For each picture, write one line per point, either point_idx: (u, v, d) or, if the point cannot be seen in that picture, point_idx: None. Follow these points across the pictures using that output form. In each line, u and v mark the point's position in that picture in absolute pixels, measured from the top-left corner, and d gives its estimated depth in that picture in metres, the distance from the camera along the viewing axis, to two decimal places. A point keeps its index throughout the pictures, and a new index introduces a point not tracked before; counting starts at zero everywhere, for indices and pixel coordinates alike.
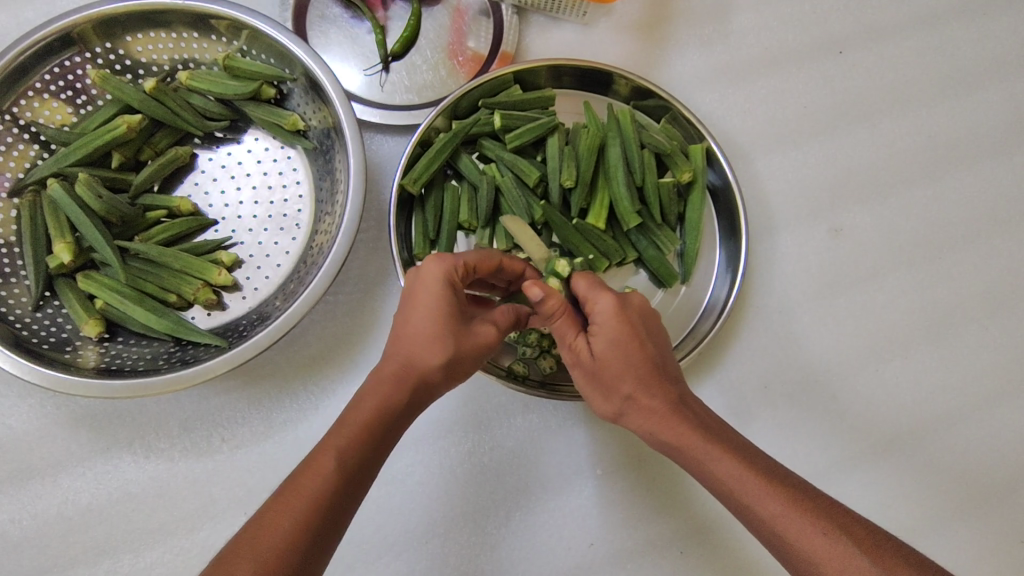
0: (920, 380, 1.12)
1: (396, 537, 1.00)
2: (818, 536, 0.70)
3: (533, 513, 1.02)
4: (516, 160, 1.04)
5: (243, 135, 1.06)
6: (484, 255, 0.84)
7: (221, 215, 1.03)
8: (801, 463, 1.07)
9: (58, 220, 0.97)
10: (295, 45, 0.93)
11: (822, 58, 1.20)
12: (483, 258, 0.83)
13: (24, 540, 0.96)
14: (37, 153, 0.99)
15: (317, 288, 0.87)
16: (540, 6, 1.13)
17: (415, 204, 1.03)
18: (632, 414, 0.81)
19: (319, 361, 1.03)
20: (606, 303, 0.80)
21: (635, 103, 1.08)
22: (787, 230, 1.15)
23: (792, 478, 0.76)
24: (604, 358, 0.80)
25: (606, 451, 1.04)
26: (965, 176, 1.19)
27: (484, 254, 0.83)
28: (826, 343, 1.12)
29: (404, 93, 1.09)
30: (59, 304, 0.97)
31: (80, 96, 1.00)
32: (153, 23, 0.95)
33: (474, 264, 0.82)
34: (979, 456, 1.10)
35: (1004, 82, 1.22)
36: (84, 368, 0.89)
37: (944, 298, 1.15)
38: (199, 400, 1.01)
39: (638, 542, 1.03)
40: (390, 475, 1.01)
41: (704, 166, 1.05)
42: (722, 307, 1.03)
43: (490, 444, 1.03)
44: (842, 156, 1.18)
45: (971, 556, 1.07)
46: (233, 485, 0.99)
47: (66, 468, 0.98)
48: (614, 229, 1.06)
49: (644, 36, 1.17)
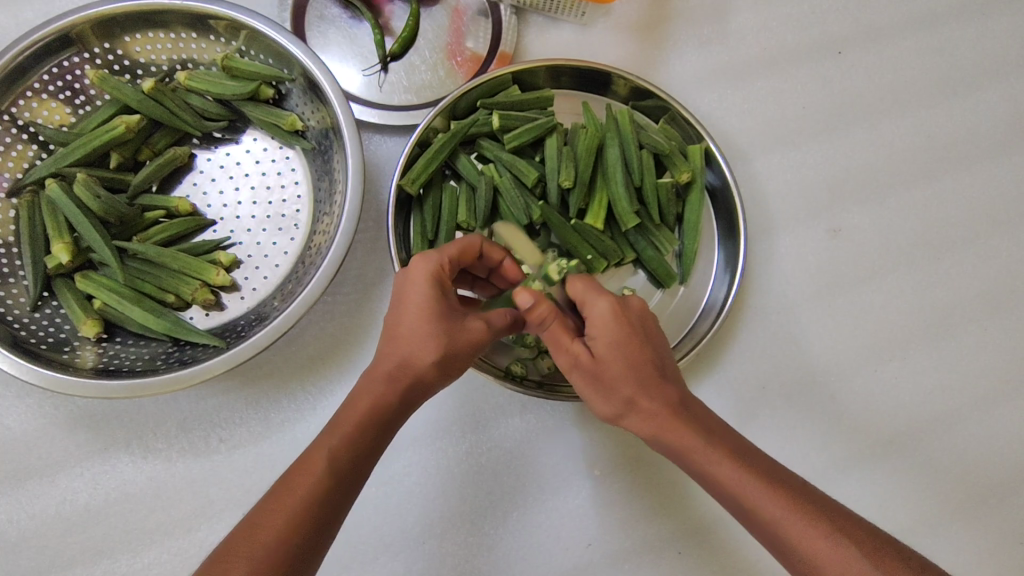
0: (919, 380, 1.12)
1: (393, 537, 0.99)
2: (821, 539, 0.70)
3: (531, 513, 1.02)
4: (514, 160, 1.04)
5: (241, 136, 1.06)
6: (465, 246, 0.84)
7: (219, 215, 1.03)
8: (799, 463, 1.07)
9: (57, 220, 0.97)
10: (293, 46, 0.93)
11: (821, 58, 1.20)
12: (463, 249, 0.84)
13: (21, 540, 0.96)
14: (36, 153, 0.99)
15: (315, 287, 0.87)
16: (539, 6, 1.13)
17: (413, 204, 1.03)
18: (633, 417, 0.81)
19: (317, 361, 1.03)
20: (605, 306, 0.80)
21: (633, 103, 1.08)
22: (786, 231, 1.15)
23: (793, 480, 0.76)
24: (604, 361, 0.80)
25: (603, 451, 1.04)
26: (964, 176, 1.19)
27: (464, 244, 0.84)
28: (825, 343, 1.12)
29: (403, 93, 1.09)
30: (57, 304, 0.97)
31: (78, 96, 1.00)
32: (151, 23, 0.95)
33: (455, 257, 0.82)
34: (978, 457, 1.10)
35: (1003, 82, 1.22)
36: (82, 368, 0.89)
37: (943, 298, 1.15)
38: (198, 401, 1.01)
39: (635, 543, 1.03)
40: (387, 475, 1.01)
41: (702, 167, 1.05)
42: (720, 307, 1.03)
43: (487, 444, 1.03)
44: (841, 156, 1.18)
45: (970, 557, 1.07)
46: (231, 485, 0.99)
47: (64, 468, 0.98)
48: (612, 230, 1.06)
49: (642, 36, 1.17)
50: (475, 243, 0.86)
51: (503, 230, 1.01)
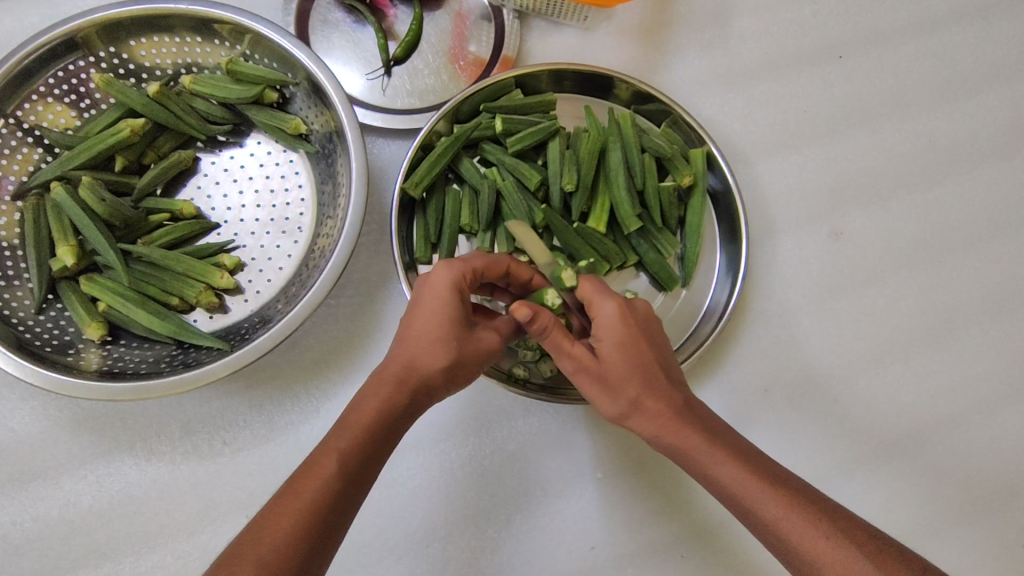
0: (920, 383, 1.13)
1: (397, 540, 1.00)
2: (821, 539, 0.70)
3: (534, 516, 1.02)
4: (517, 164, 1.04)
5: (246, 139, 1.07)
6: (489, 260, 0.86)
7: (223, 219, 1.04)
8: (802, 465, 1.08)
9: (62, 222, 0.97)
10: (298, 50, 0.93)
11: (821, 62, 1.20)
12: (488, 265, 0.85)
13: (25, 542, 0.96)
14: (41, 157, 1.00)
15: (319, 290, 0.88)
16: (541, 10, 1.14)
17: (416, 207, 1.03)
18: (638, 417, 0.81)
19: (320, 364, 1.03)
20: (612, 307, 0.81)
21: (635, 107, 1.08)
22: (788, 234, 1.15)
23: (796, 482, 0.77)
24: (610, 361, 0.79)
25: (606, 454, 1.05)
26: (965, 180, 1.20)
27: (488, 260, 0.85)
28: (827, 347, 1.12)
29: (406, 97, 1.10)
30: (61, 306, 0.97)
31: (84, 100, 1.00)
32: (156, 26, 0.96)
33: (480, 270, 0.84)
34: (980, 459, 1.10)
35: (1003, 86, 1.23)
36: (87, 370, 0.90)
37: (945, 302, 1.16)
38: (202, 403, 1.01)
39: (637, 546, 1.03)
40: (391, 477, 1.01)
41: (704, 170, 1.05)
42: (722, 310, 1.03)
43: (491, 446, 1.03)
44: (841, 159, 1.18)
45: (971, 559, 1.07)
46: (235, 488, 0.99)
47: (68, 469, 0.99)
48: (615, 232, 1.06)
49: (644, 41, 1.17)
50: (502, 260, 0.88)
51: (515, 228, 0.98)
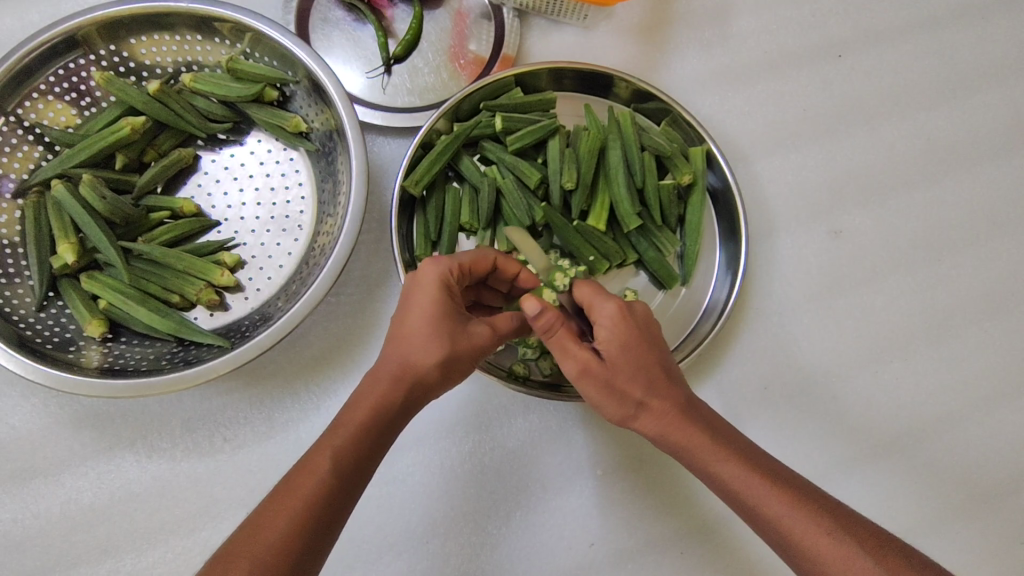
0: (920, 381, 1.13)
1: (397, 537, 1.00)
2: (822, 536, 0.71)
3: (533, 513, 1.02)
4: (517, 162, 1.05)
5: (246, 137, 1.07)
6: (478, 255, 0.86)
7: (224, 216, 1.04)
8: (801, 463, 1.08)
9: (63, 220, 0.98)
10: (298, 47, 0.93)
11: (821, 61, 1.20)
12: (476, 259, 0.86)
13: (26, 539, 0.97)
14: (42, 154, 1.00)
15: (319, 288, 0.88)
16: (541, 9, 1.14)
17: (417, 205, 1.03)
18: (645, 418, 0.81)
19: (320, 361, 1.03)
20: (611, 309, 0.81)
21: (635, 105, 1.08)
22: (788, 232, 1.15)
23: (796, 479, 0.77)
24: (616, 363, 0.79)
25: (606, 451, 1.05)
26: (965, 178, 1.20)
27: (476, 255, 0.86)
28: (826, 345, 1.13)
29: (407, 95, 1.10)
30: (63, 304, 0.98)
31: (85, 97, 1.00)
32: (157, 24, 0.96)
33: (467, 266, 0.84)
34: (979, 458, 1.11)
35: (1003, 85, 1.23)
36: (88, 368, 0.90)
37: (944, 300, 1.16)
38: (202, 400, 1.01)
39: (637, 543, 1.03)
40: (391, 475, 1.01)
41: (704, 169, 1.05)
42: (722, 308, 1.03)
43: (491, 443, 1.03)
44: (841, 157, 1.19)
45: (969, 557, 1.07)
46: (236, 485, 1.00)
47: (69, 467, 0.99)
48: (615, 230, 1.06)
49: (644, 39, 1.17)
50: (490, 256, 0.88)
51: (515, 235, 0.98)
